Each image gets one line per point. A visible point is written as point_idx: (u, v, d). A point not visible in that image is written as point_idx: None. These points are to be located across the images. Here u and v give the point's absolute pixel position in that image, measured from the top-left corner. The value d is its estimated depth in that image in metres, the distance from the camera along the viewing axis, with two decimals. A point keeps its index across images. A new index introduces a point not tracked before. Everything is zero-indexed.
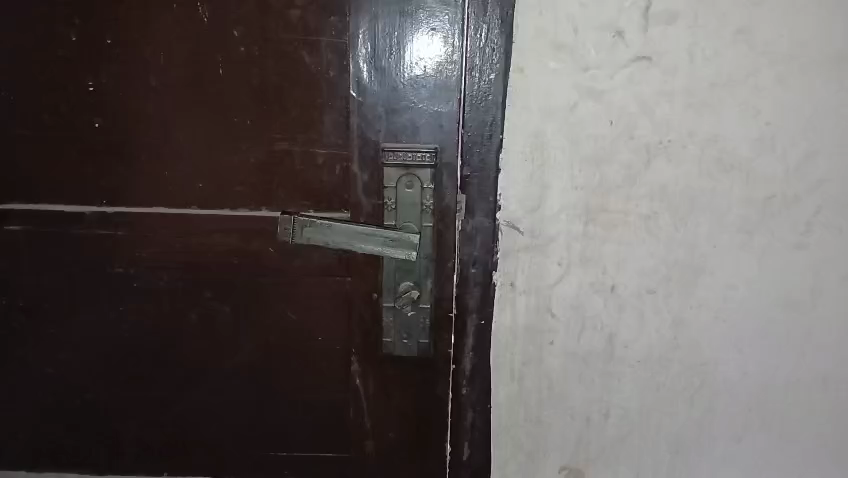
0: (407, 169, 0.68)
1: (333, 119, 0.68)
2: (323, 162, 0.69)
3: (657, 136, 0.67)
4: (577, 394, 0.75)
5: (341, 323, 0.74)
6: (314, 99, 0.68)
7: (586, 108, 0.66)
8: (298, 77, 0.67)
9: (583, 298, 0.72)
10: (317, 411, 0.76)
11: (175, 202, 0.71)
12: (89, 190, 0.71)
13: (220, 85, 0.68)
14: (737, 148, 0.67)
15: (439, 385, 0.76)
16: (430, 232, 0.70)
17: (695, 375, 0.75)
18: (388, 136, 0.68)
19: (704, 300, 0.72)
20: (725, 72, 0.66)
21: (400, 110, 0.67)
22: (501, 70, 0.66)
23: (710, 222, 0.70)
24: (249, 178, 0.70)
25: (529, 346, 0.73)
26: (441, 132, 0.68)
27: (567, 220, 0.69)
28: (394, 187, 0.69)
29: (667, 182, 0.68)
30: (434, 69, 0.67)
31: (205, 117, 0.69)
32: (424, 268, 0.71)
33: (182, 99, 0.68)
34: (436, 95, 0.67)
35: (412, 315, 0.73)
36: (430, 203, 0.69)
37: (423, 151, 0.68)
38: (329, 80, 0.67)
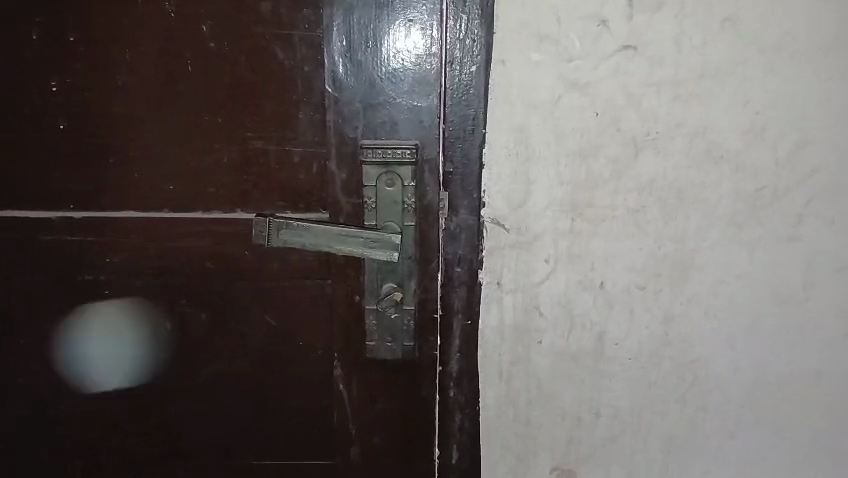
0: (387, 166, 0.66)
1: (309, 116, 0.66)
2: (300, 161, 0.67)
3: (644, 129, 0.65)
4: (566, 395, 0.73)
5: (322, 326, 0.71)
6: (289, 95, 0.65)
7: (571, 101, 0.64)
8: (271, 73, 0.65)
9: (571, 296, 0.70)
10: (300, 417, 0.74)
11: (147, 206, 0.68)
12: (56, 195, 0.68)
13: (191, 83, 0.65)
14: (726, 140, 0.66)
15: (425, 388, 0.73)
16: (412, 232, 0.68)
17: (686, 372, 0.73)
18: (366, 133, 0.66)
19: (695, 296, 0.70)
20: (712, 61, 0.64)
21: (379, 105, 0.65)
22: (482, 62, 0.64)
23: (699, 216, 0.68)
24: (224, 179, 0.67)
25: (517, 346, 0.71)
26: (421, 128, 0.66)
27: (553, 216, 0.67)
28: (374, 185, 0.66)
29: (655, 175, 0.66)
30: (413, 62, 0.65)
31: (176, 116, 0.66)
32: (407, 269, 0.69)
33: (151, 97, 0.66)
34: (415, 90, 0.65)
35: (396, 317, 0.70)
36: (411, 201, 0.67)
37: (404, 147, 0.65)
38: (304, 75, 0.65)
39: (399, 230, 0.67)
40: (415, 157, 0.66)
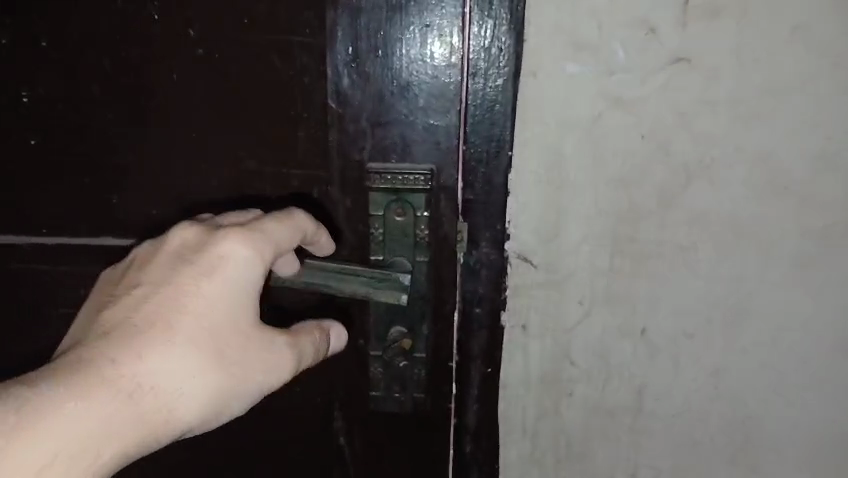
0: (398, 193, 0.58)
1: (309, 135, 0.58)
2: (299, 185, 0.59)
3: (697, 155, 0.56)
4: (599, 451, 0.65)
5: (321, 368, 0.64)
6: (285, 111, 0.57)
7: (613, 120, 0.55)
8: (267, 85, 0.57)
9: (608, 343, 0.61)
10: (294, 467, 0.67)
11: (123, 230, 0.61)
12: (27, 218, 0.61)
13: (175, 95, 0.57)
14: (792, 168, 0.56)
15: (437, 443, 0.66)
16: (425, 268, 0.60)
17: (738, 430, 0.63)
18: (374, 154, 0.58)
19: (751, 345, 0.61)
20: (780, 76, 0.54)
21: (389, 123, 0.57)
22: (510, 74, 0.55)
23: (759, 254, 0.58)
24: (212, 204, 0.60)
25: (545, 399, 0.63)
26: (437, 149, 0.57)
27: (590, 252, 0.59)
28: (382, 214, 0.59)
29: (709, 208, 0.57)
30: (428, 74, 0.56)
31: (158, 134, 0.58)
32: (419, 309, 0.61)
33: (130, 111, 0.58)
34: (430, 106, 0.57)
35: (405, 366, 0.62)
36: (424, 234, 0.59)
37: (418, 173, 0.57)
38: (305, 88, 0.56)
39: (411, 266, 0.60)
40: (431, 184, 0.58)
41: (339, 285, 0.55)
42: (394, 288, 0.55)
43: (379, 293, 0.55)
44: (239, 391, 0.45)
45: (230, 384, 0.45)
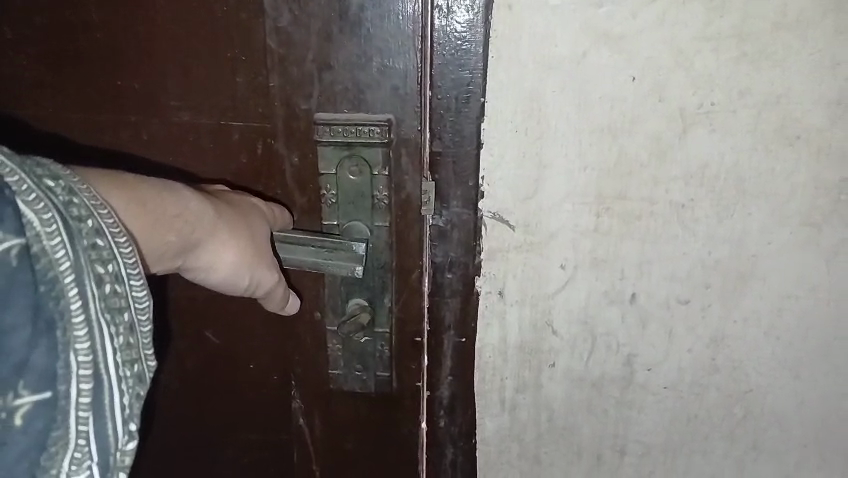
0: (351, 148, 0.53)
1: (249, 80, 0.53)
2: (240, 138, 0.55)
3: (696, 100, 0.49)
4: (584, 427, 0.59)
5: (278, 344, 0.61)
6: (221, 55, 0.52)
7: (600, 59, 0.48)
8: (196, 23, 0.52)
9: (594, 310, 0.55)
10: (253, 442, 0.65)
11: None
12: None
13: (95, 36, 0.54)
14: (804, 114, 0.49)
15: (404, 426, 0.62)
16: (385, 234, 0.55)
17: (736, 405, 0.58)
18: (325, 101, 0.53)
19: (752, 313, 0.55)
20: (794, 5, 0.46)
21: (337, 65, 0.51)
22: (482, 7, 0.48)
23: (764, 213, 0.51)
24: (144, 163, 0.57)
25: (524, 371, 0.58)
26: (396, 96, 0.52)
27: (573, 210, 0.52)
28: (335, 173, 0.54)
29: (710, 160, 0.50)
30: (384, 9, 0.49)
31: (83, 81, 0.55)
32: (380, 278, 0.57)
33: (50, 58, 0.55)
34: (385, 47, 0.50)
35: (366, 342, 0.59)
36: (382, 195, 0.54)
37: (372, 125, 0.52)
38: (242, 24, 0.51)
39: (369, 230, 0.55)
40: (391, 139, 0.53)
41: (289, 257, 0.54)
42: (347, 259, 0.54)
43: (330, 266, 0.54)
44: (261, 273, 0.49)
45: (259, 261, 0.48)
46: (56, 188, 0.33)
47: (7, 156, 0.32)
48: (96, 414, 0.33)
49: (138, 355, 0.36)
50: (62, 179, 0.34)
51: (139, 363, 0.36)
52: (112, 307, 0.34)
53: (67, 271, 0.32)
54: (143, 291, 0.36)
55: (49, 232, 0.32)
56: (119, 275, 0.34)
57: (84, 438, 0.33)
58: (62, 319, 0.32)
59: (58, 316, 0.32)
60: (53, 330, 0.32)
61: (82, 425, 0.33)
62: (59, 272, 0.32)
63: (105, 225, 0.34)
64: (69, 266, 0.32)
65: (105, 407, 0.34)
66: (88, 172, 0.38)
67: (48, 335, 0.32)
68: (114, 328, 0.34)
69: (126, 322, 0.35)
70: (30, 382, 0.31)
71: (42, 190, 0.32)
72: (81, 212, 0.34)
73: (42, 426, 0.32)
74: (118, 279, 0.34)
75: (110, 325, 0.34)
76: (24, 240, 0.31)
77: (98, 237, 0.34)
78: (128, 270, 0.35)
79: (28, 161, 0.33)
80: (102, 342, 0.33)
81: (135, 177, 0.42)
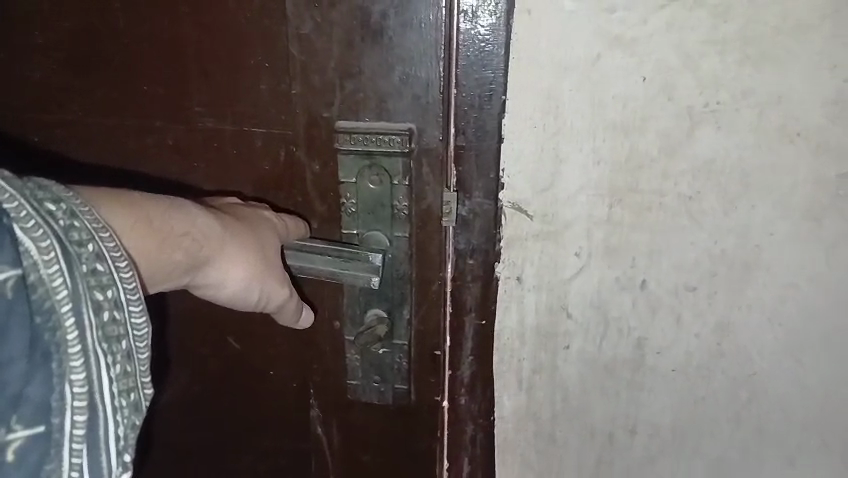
0: (372, 156, 0.59)
1: (270, 88, 0.59)
2: (263, 143, 0.62)
3: (702, 99, 0.52)
4: (597, 407, 0.63)
5: (294, 352, 0.68)
6: (245, 63, 0.59)
7: (612, 61, 0.52)
8: (222, 36, 0.59)
9: (608, 296, 0.59)
10: (274, 445, 0.73)
11: (98, 175, 0.67)
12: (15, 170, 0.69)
13: (127, 45, 0.62)
14: (805, 113, 0.52)
15: (418, 436, 0.68)
16: (404, 244, 0.61)
17: (741, 388, 0.61)
18: (348, 107, 0.58)
19: (757, 301, 0.58)
20: (793, 12, 0.50)
21: (361, 73, 0.57)
22: (503, 12, 0.52)
23: (768, 206, 0.55)
24: (171, 165, 0.65)
25: (540, 352, 0.62)
26: (418, 104, 0.56)
27: (587, 202, 0.56)
28: (356, 180, 0.60)
29: (715, 156, 0.54)
30: (407, 20, 0.54)
31: (119, 86, 0.63)
32: (399, 287, 0.62)
33: (91, 65, 0.63)
34: (405, 55, 0.55)
35: (384, 352, 0.65)
36: (402, 204, 0.59)
37: (394, 135, 0.57)
38: (278, 34, 0.57)
39: (389, 240, 0.61)
40: (411, 152, 0.58)
41: (308, 266, 0.59)
42: (363, 270, 0.59)
43: (347, 277, 0.59)
44: (271, 285, 0.54)
45: (268, 274, 0.53)
46: (57, 212, 0.38)
47: (12, 186, 0.36)
48: (91, 442, 0.38)
49: (134, 383, 0.40)
50: (64, 203, 0.38)
51: (135, 392, 0.41)
52: (110, 336, 0.38)
53: (64, 300, 0.36)
54: (140, 320, 0.40)
55: (48, 262, 0.36)
56: (117, 302, 0.39)
57: (77, 469, 0.38)
58: (58, 350, 0.36)
59: (54, 348, 0.36)
60: (49, 361, 0.36)
61: (75, 457, 0.37)
62: (55, 301, 0.36)
63: (105, 252, 0.39)
64: (66, 295, 0.36)
65: (100, 437, 0.38)
66: (97, 197, 0.43)
67: (44, 366, 0.36)
68: (110, 356, 0.38)
69: (123, 350, 0.39)
70: (24, 417, 0.36)
71: (43, 217, 0.37)
72: (82, 237, 0.38)
73: (37, 458, 0.36)
74: (115, 307, 0.39)
75: (106, 353, 0.38)
76: (20, 271, 0.36)
77: (97, 265, 0.38)
78: (126, 297, 0.39)
79: (35, 187, 0.38)
80: (97, 372, 0.38)
81: (142, 196, 0.47)
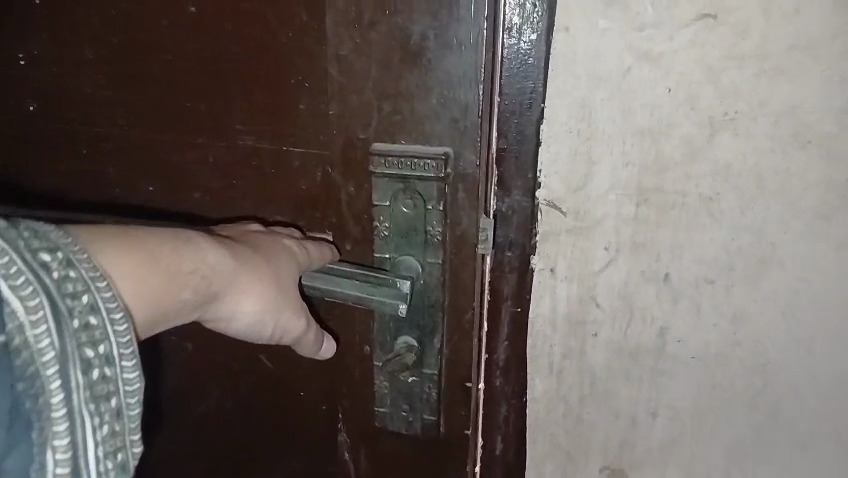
0: (406, 180, 0.65)
1: (313, 108, 0.68)
2: (300, 163, 0.70)
3: (723, 107, 0.58)
4: (622, 391, 0.68)
5: (326, 369, 0.76)
6: (287, 81, 0.68)
7: (641, 74, 0.58)
8: (275, 61, 0.68)
9: (634, 288, 0.65)
10: (303, 462, 0.82)
11: (158, 175, 0.77)
12: (94, 156, 0.80)
13: (191, 62, 0.71)
14: (816, 122, 0.57)
15: (437, 458, 0.75)
16: (434, 269, 0.67)
17: (756, 375, 0.66)
18: (384, 128, 0.65)
19: (771, 294, 0.63)
20: (806, 31, 0.55)
21: (409, 92, 0.63)
22: (544, 30, 0.59)
23: (782, 207, 0.60)
24: (214, 177, 0.75)
25: (571, 339, 0.67)
26: (455, 126, 0.62)
27: (616, 201, 0.62)
28: (391, 203, 0.66)
29: (733, 161, 0.59)
30: (453, 43, 0.60)
31: (183, 99, 0.73)
32: (432, 316, 0.68)
33: (162, 78, 0.73)
34: (440, 78, 0.61)
35: (413, 381, 0.71)
36: (434, 228, 0.66)
37: (429, 160, 0.63)
38: (331, 55, 0.65)
39: (421, 267, 0.67)
40: (444, 180, 0.64)
41: (337, 288, 0.66)
42: (391, 297, 0.65)
43: (374, 300, 0.65)
44: (283, 318, 0.61)
45: (283, 311, 0.61)
46: (58, 266, 0.42)
47: (15, 247, 0.40)
48: None
49: (122, 442, 0.45)
50: (62, 257, 0.42)
51: (124, 449, 0.45)
52: (99, 394, 0.43)
53: (50, 364, 0.41)
54: (134, 376, 0.45)
55: (36, 327, 0.40)
56: (108, 358, 0.44)
57: None
58: (41, 412, 0.41)
59: (35, 410, 0.41)
60: (31, 423, 0.41)
61: None
62: (41, 365, 0.40)
63: (103, 307, 0.44)
64: (51, 359, 0.41)
65: None
66: (109, 245, 0.48)
67: (26, 427, 0.41)
68: (98, 416, 0.43)
69: (112, 407, 0.44)
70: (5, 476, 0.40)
71: (40, 274, 0.41)
72: (78, 291, 0.43)
73: None
74: (106, 365, 0.43)
75: (92, 413, 0.43)
76: (7, 339, 0.40)
77: (92, 321, 0.43)
78: (120, 354, 0.44)
79: (36, 239, 0.42)
80: (81, 432, 0.42)
81: (158, 240, 0.53)
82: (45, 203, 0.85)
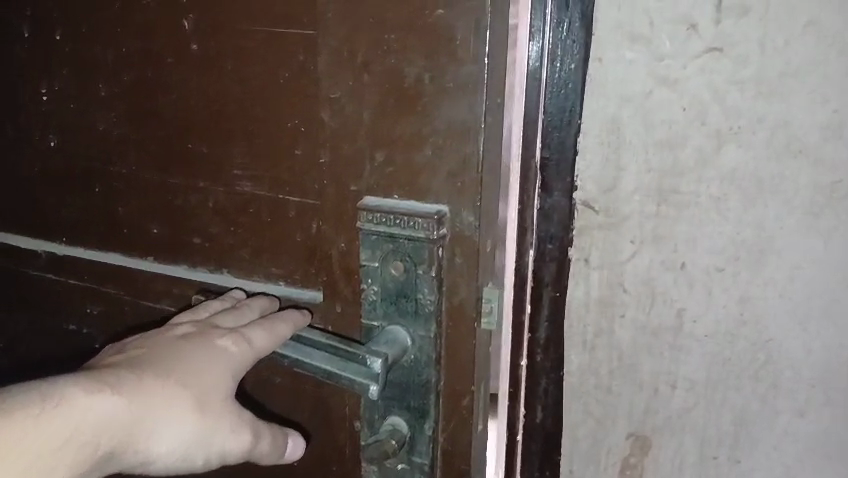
0: (395, 240, 0.76)
1: (308, 157, 0.79)
2: (296, 211, 0.82)
3: (728, 123, 0.71)
4: (645, 364, 0.81)
5: (333, 435, 0.88)
6: (284, 124, 0.79)
7: (661, 95, 0.71)
8: (280, 106, 0.79)
9: (654, 274, 0.77)
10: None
11: (161, 212, 0.91)
12: (111, 190, 0.94)
13: (206, 105, 0.83)
14: (804, 134, 0.70)
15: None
16: (420, 329, 0.77)
17: (759, 351, 0.78)
18: (381, 179, 0.76)
19: (771, 279, 0.75)
20: (795, 60, 0.68)
21: (404, 135, 0.73)
22: (580, 60, 0.72)
23: (777, 205, 0.73)
24: (216, 221, 0.88)
25: (601, 318, 0.80)
26: (444, 173, 0.73)
27: (640, 201, 0.75)
28: (383, 265, 0.78)
29: (737, 167, 0.72)
30: (454, 84, 0.69)
31: (197, 140, 0.85)
32: (424, 394, 0.79)
33: (183, 117, 0.85)
34: (437, 126, 0.71)
35: (401, 466, 0.82)
36: (422, 292, 0.76)
37: (420, 220, 0.74)
38: (330, 99, 0.76)
39: (410, 339, 0.78)
40: (437, 243, 0.74)
41: (310, 363, 0.76)
42: (359, 370, 0.73)
43: (345, 378, 0.73)
44: (209, 436, 0.71)
45: (208, 431, 0.71)
46: None
47: None
48: None
49: None
50: None
51: None
52: None
53: None
54: None
55: None
56: None
57: None
58: None
59: None
60: None
61: None
62: None
63: None
64: None
65: None
66: None
67: None
68: None
69: None
70: None
71: None
72: None
73: None
74: None
75: None
76: None
77: None
78: None
79: None
80: None
81: (16, 422, 0.59)
82: (67, 230, 1.00)
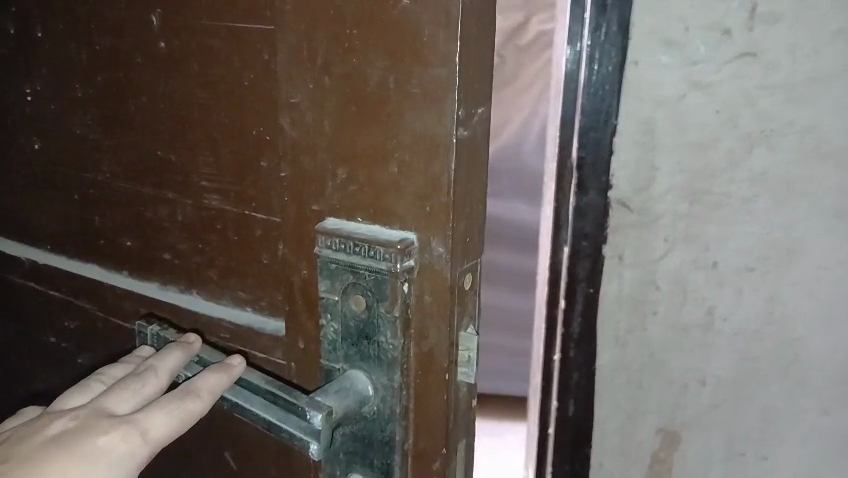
0: (354, 267, 0.56)
1: (269, 169, 0.61)
2: (262, 232, 0.63)
3: (759, 126, 0.73)
4: (675, 360, 0.83)
5: None
6: (246, 132, 0.62)
7: (694, 99, 0.74)
8: (230, 94, 0.62)
9: (685, 272, 0.80)
10: None
11: (115, 218, 0.77)
12: (68, 191, 0.82)
13: (154, 96, 0.68)
14: (832, 139, 0.73)
15: None
16: (396, 390, 0.56)
17: (788, 348, 0.80)
18: (340, 195, 0.56)
19: (799, 279, 0.78)
20: (823, 67, 0.71)
21: (373, 149, 0.54)
22: (617, 63, 0.74)
23: (805, 207, 0.75)
24: (177, 240, 0.71)
25: (633, 315, 0.82)
26: (412, 200, 0.53)
27: (672, 200, 0.77)
28: (344, 298, 0.58)
29: (768, 168, 0.75)
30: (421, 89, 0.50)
31: (145, 141, 0.71)
32: (387, 454, 0.57)
33: (131, 114, 0.71)
34: (404, 139, 0.52)
35: None
36: (388, 336, 0.55)
37: (382, 247, 0.53)
38: (286, 100, 0.57)
39: (374, 388, 0.57)
40: (401, 277, 0.54)
41: (248, 410, 0.56)
42: (298, 427, 0.52)
43: (284, 432, 0.53)
44: None
45: None
46: None
47: None
48: None
49: None
50: None
51: None
52: None
53: None
54: None
55: None
56: None
57: None
58: None
59: None
60: None
61: None
62: None
63: None
64: None
65: None
66: None
67: None
68: None
69: None
70: None
71: None
72: None
73: None
74: None
75: None
76: None
77: None
78: None
79: None
80: None
81: None
82: None
